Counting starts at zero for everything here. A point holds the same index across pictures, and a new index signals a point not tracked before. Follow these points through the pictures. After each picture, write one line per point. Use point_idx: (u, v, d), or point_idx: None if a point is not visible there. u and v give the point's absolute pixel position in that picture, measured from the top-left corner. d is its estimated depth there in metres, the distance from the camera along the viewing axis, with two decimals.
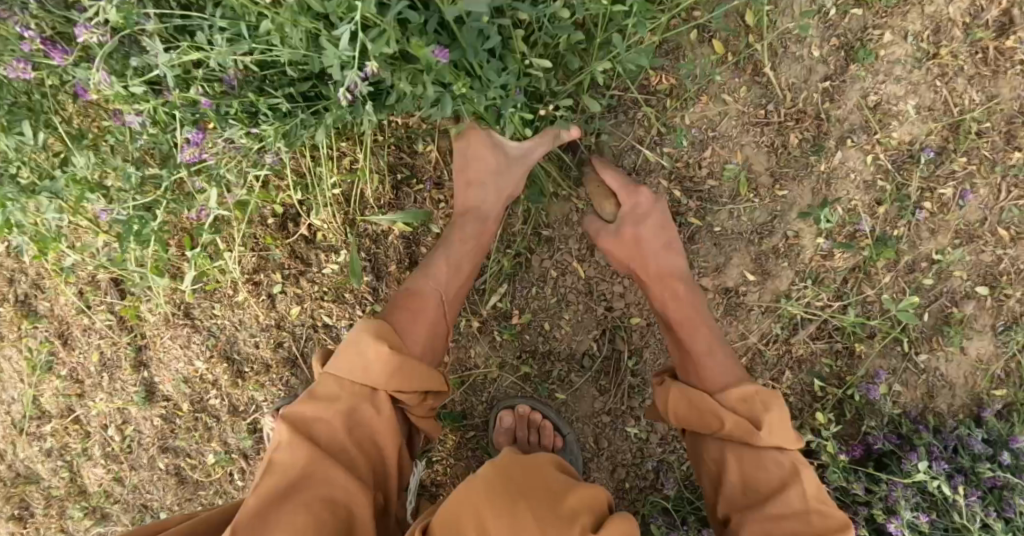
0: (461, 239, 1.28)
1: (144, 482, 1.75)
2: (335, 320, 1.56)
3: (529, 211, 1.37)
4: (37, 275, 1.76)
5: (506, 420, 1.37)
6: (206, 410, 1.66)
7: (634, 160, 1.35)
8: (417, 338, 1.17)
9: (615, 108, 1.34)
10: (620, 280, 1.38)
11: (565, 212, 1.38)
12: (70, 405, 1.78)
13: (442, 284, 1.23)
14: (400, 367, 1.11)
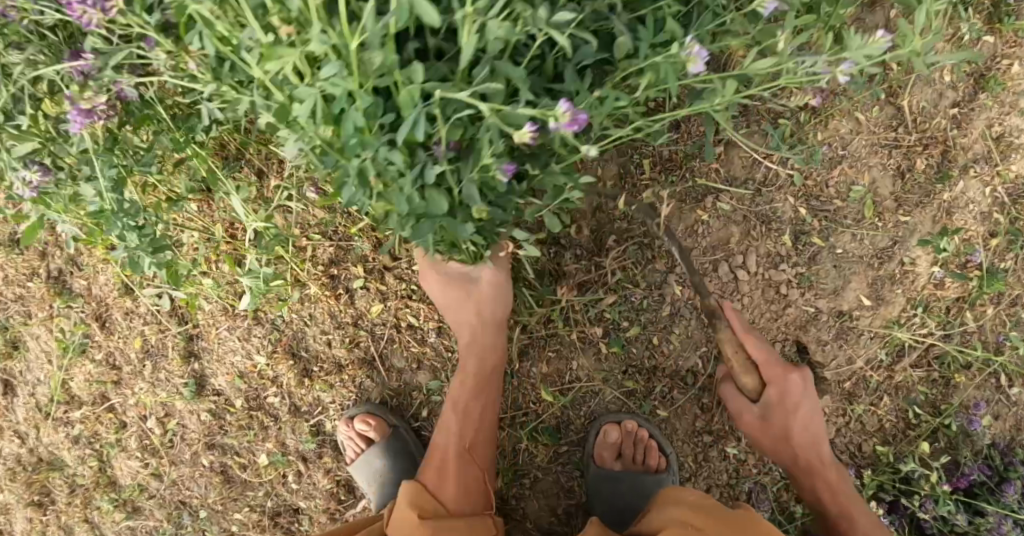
0: (473, 354, 1.31)
1: (184, 479, 1.63)
2: (421, 320, 1.45)
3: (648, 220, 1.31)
4: (75, 250, 1.61)
5: (613, 434, 1.34)
6: (262, 407, 1.55)
7: (765, 172, 1.30)
8: (449, 486, 1.24)
9: (748, 119, 1.30)
10: (738, 296, 1.32)
11: (687, 222, 1.31)
12: (105, 392, 1.65)
13: (465, 385, 1.28)
14: (442, 521, 1.19)
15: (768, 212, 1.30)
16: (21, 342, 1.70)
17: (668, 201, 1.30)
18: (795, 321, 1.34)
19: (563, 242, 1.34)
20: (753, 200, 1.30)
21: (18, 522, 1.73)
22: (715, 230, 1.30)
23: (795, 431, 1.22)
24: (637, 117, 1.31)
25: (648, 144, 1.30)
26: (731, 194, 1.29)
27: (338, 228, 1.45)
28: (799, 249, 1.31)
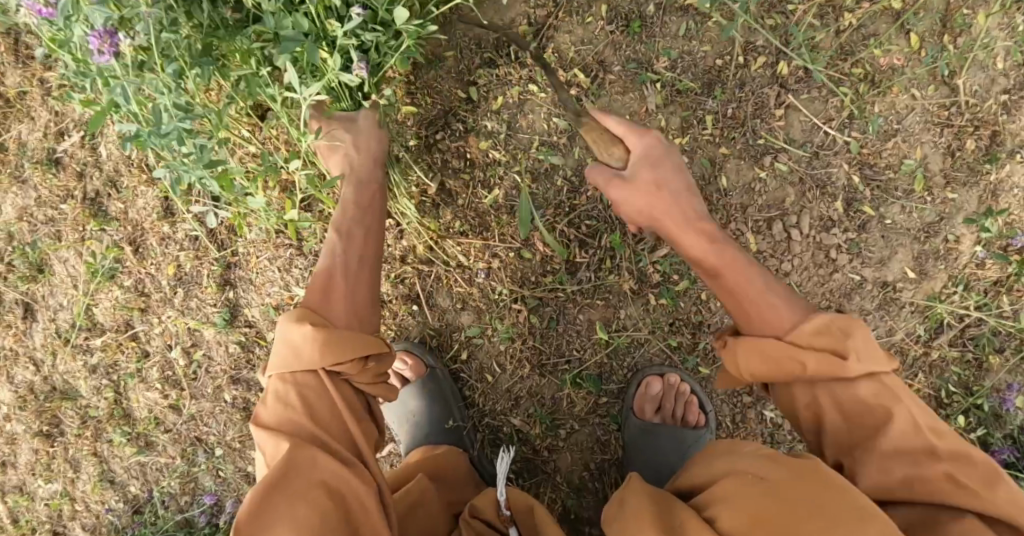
0: (343, 231, 1.17)
1: (202, 414, 1.58)
2: (471, 261, 1.35)
3: (707, 174, 1.31)
4: (113, 170, 1.58)
5: (654, 387, 1.33)
6: None
7: (821, 139, 1.33)
8: (341, 312, 1.11)
9: (810, 84, 1.32)
10: (790, 257, 1.34)
11: (746, 180, 1.32)
12: (129, 320, 1.61)
13: (350, 234, 1.17)
14: (328, 339, 1.05)
15: (821, 176, 1.33)
16: (49, 266, 1.69)
17: (725, 156, 1.31)
18: (840, 289, 1.36)
19: None
20: (810, 163, 1.33)
21: (24, 452, 1.79)
22: (772, 188, 1.32)
23: (772, 317, 1.01)
24: (702, 72, 1.30)
25: (713, 100, 1.30)
26: (789, 154, 1.32)
27: None
28: (849, 216, 1.34)
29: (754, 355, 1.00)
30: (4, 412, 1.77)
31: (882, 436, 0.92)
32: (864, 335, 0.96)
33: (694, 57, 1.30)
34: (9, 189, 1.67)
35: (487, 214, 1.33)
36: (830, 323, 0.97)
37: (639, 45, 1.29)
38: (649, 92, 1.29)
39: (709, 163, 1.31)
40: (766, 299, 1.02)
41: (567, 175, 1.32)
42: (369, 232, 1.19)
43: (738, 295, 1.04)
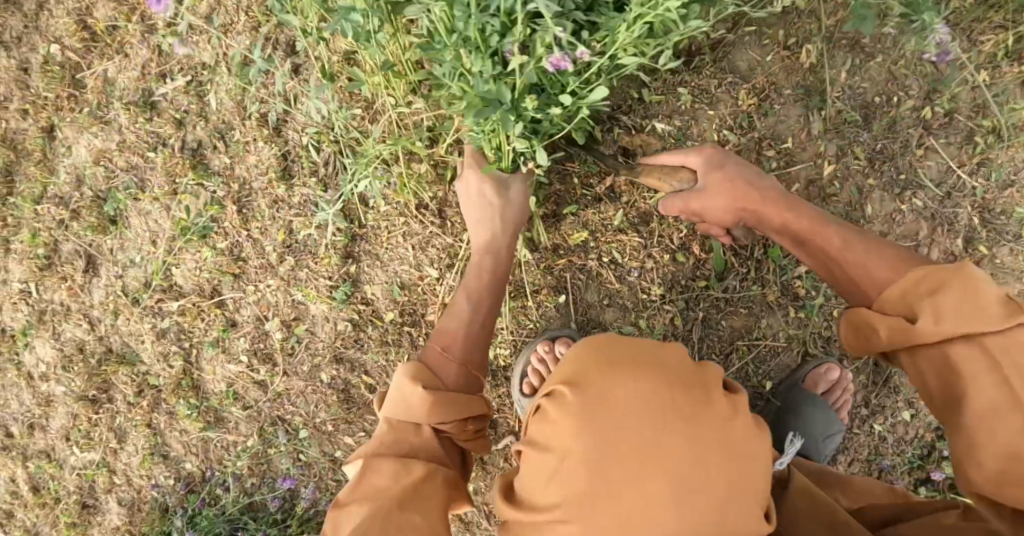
0: (464, 320, 1.19)
1: (291, 392, 1.48)
2: (625, 259, 1.33)
3: (854, 200, 1.35)
4: (223, 122, 1.47)
5: (818, 390, 1.32)
6: (415, 323, 1.40)
7: (952, 182, 1.38)
8: (453, 374, 1.13)
9: (951, 131, 1.36)
10: None
11: (887, 211, 1.37)
12: (217, 285, 1.49)
13: (446, 363, 1.14)
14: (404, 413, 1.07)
15: (949, 215, 1.38)
16: (124, 218, 1.55)
17: (871, 183, 1.35)
18: None
19: None
20: (942, 201, 1.38)
21: (59, 416, 1.64)
22: (907, 221, 1.38)
23: (871, 274, 0.98)
24: (861, 105, 1.34)
25: (868, 133, 1.34)
26: (927, 191, 1.37)
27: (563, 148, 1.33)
28: (966, 252, 1.39)
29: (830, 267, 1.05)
30: (42, 371, 1.63)
31: (964, 400, 0.86)
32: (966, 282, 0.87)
33: (855, 89, 1.33)
34: (93, 129, 1.56)
35: (649, 216, 1.32)
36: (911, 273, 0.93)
37: (812, 73, 1.32)
38: (815, 115, 1.32)
39: (857, 191, 1.35)
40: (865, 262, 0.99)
41: None
42: (474, 298, 1.21)
43: (803, 236, 1.08)
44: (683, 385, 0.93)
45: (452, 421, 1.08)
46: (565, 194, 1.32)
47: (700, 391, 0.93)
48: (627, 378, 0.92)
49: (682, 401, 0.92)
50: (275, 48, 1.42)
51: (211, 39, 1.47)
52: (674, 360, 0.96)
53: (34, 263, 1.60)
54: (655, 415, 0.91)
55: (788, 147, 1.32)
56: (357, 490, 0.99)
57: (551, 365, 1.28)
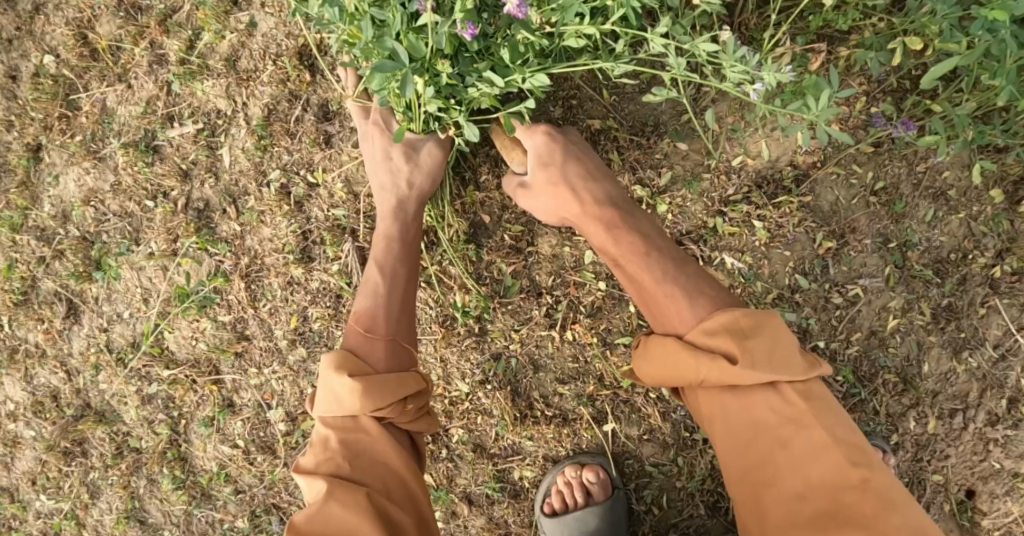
0: (387, 272, 1.11)
1: (289, 482, 1.37)
2: (671, 395, 1.23)
3: (909, 355, 1.21)
4: (236, 182, 1.30)
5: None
6: (438, 438, 1.28)
7: (1011, 344, 1.20)
8: (380, 350, 1.05)
9: (1016, 294, 1.19)
10: (959, 444, 1.24)
11: (943, 369, 1.22)
12: (217, 362, 1.35)
13: (370, 339, 1.06)
14: (376, 384, 1.01)
15: (999, 377, 1.21)
16: (111, 268, 1.38)
17: (931, 337, 1.20)
18: (980, 472, 1.24)
19: (838, 355, 1.21)
20: (994, 363, 1.21)
21: (26, 459, 1.53)
22: (958, 382, 1.22)
23: (683, 306, 0.96)
24: (935, 259, 1.18)
25: (938, 289, 1.19)
26: (983, 352, 1.21)
27: None
28: (1009, 415, 1.22)
29: (661, 358, 0.96)
30: (11, 409, 1.51)
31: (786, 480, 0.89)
32: (776, 331, 0.91)
33: (935, 239, 1.17)
34: (84, 161, 1.37)
35: None
36: (735, 327, 0.92)
37: (896, 223, 1.17)
38: (889, 267, 1.18)
39: (916, 345, 1.21)
40: (603, 241, 1.05)
41: (786, 333, 1.20)
42: (390, 268, 1.11)
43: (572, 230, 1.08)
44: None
45: (391, 404, 1.01)
46: (619, 322, 1.21)
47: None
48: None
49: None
50: (304, 110, 1.26)
51: (229, 84, 1.29)
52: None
53: (10, 298, 1.44)
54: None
55: (857, 293, 1.19)
56: (318, 523, 0.94)
57: (578, 490, 1.24)
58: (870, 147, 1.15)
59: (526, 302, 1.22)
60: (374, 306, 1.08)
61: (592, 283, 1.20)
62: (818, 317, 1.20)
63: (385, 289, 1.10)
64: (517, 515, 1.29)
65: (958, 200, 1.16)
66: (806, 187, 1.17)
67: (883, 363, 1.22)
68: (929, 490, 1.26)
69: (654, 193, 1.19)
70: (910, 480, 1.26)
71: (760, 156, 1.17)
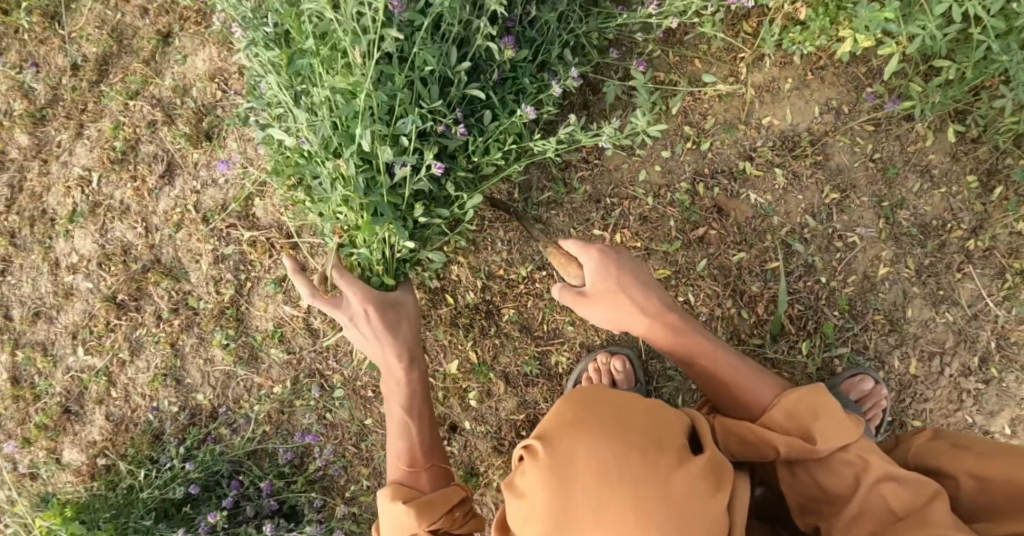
0: (406, 413, 1.29)
1: (339, 349, 1.52)
2: (697, 304, 1.44)
3: (894, 301, 1.47)
4: None
5: (851, 396, 1.41)
6: (489, 316, 1.45)
7: (980, 306, 1.47)
8: (423, 479, 1.21)
9: (987, 264, 1.47)
10: (934, 389, 1.49)
11: (922, 318, 1.48)
12: (297, 229, 1.54)
13: (414, 470, 1.22)
14: (422, 505, 1.15)
15: (972, 333, 1.48)
16: (218, 139, 1.57)
17: (914, 290, 1.48)
18: (954, 425, 1.49)
19: (836, 292, 1.46)
20: (968, 320, 1.48)
21: (74, 312, 1.61)
22: (936, 330, 1.48)
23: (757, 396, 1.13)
24: (920, 223, 1.47)
25: (922, 249, 1.47)
26: (958, 309, 1.48)
27: (669, 191, 1.44)
28: (980, 370, 1.48)
29: (728, 437, 1.08)
30: (73, 260, 1.61)
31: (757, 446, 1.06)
32: (826, 408, 1.04)
33: (921, 207, 1.47)
34: (215, 45, 1.56)
35: (730, 271, 1.44)
36: (796, 405, 1.06)
37: (888, 187, 1.47)
38: (882, 221, 1.46)
39: (900, 294, 1.47)
40: (642, 298, 1.18)
41: (795, 263, 1.45)
42: (404, 412, 1.29)
43: (620, 291, 1.18)
44: (655, 452, 0.90)
45: (440, 517, 1.15)
46: (660, 233, 1.44)
47: (674, 463, 0.90)
48: (589, 442, 0.90)
49: (638, 457, 0.89)
50: None
51: None
52: (698, 483, 0.89)
53: (109, 156, 1.59)
54: (617, 471, 0.89)
55: (854, 241, 1.46)
56: None
57: (606, 376, 1.39)
58: (870, 125, 1.46)
59: (588, 205, 1.44)
60: (406, 437, 1.26)
61: (645, 197, 1.44)
62: (825, 256, 1.46)
63: (411, 417, 1.29)
64: (548, 400, 1.45)
65: (940, 179, 1.47)
66: (819, 148, 1.46)
67: (871, 304, 1.47)
68: (904, 427, 1.50)
69: (701, 133, 1.45)
70: (893, 417, 1.49)
71: (785, 119, 1.46)
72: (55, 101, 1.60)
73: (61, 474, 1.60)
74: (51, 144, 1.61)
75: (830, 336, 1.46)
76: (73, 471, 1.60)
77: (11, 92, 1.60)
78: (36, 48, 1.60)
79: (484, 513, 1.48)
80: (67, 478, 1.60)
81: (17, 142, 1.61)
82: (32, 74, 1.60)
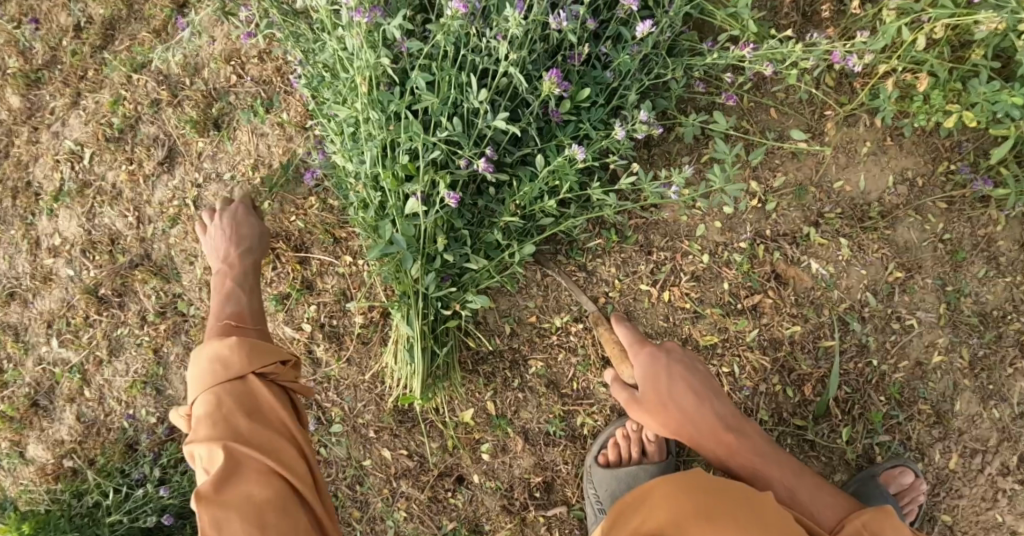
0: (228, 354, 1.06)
1: (341, 381, 1.37)
2: (740, 375, 1.33)
3: (943, 393, 1.37)
4: None
5: (890, 488, 1.31)
6: (515, 365, 1.32)
7: None
8: (238, 422, 1.02)
9: None
10: (972, 488, 1.38)
11: (970, 413, 1.37)
12: (309, 241, 1.37)
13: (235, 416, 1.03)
14: (239, 447, 1.00)
15: (1016, 433, 1.37)
16: (228, 128, 1.40)
17: (965, 384, 1.37)
18: (980, 522, 1.38)
19: (885, 377, 1.36)
20: (1014, 419, 1.37)
21: (51, 298, 1.47)
22: (981, 427, 1.37)
23: (822, 514, 1.08)
24: (980, 311, 1.36)
25: (979, 339, 1.36)
26: (1006, 406, 1.37)
27: (724, 250, 1.32)
28: (1019, 472, 1.37)
29: None
30: (56, 242, 1.46)
31: None
32: (898, 528, 1.00)
33: (984, 295, 1.36)
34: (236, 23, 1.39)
35: (780, 342, 1.33)
36: (864, 525, 1.02)
37: (954, 270, 1.35)
38: (943, 306, 1.35)
39: (952, 386, 1.37)
40: (695, 408, 1.12)
41: (849, 342, 1.34)
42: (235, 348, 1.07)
43: (669, 401, 1.12)
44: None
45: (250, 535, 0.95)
46: (712, 295, 1.32)
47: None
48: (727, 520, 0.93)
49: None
50: None
51: None
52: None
53: (104, 132, 1.43)
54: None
55: (911, 324, 1.35)
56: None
57: (635, 444, 1.29)
58: (944, 203, 1.34)
59: (635, 256, 1.31)
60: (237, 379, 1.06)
61: (698, 255, 1.32)
62: (880, 338, 1.35)
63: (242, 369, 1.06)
64: (569, 463, 1.32)
65: (1007, 267, 1.35)
66: (888, 221, 1.34)
67: (921, 394, 1.37)
68: (936, 525, 1.39)
69: (767, 191, 1.33)
70: (925, 514, 1.39)
71: (857, 186, 1.34)
72: (52, 62, 1.45)
73: (21, 472, 1.47)
74: (43, 109, 1.46)
75: (875, 423, 1.36)
76: (34, 470, 1.46)
77: (7, 47, 1.45)
78: (38, 2, 1.45)
79: None
80: (27, 477, 1.47)
81: (7, 102, 1.46)
82: (30, 31, 1.45)
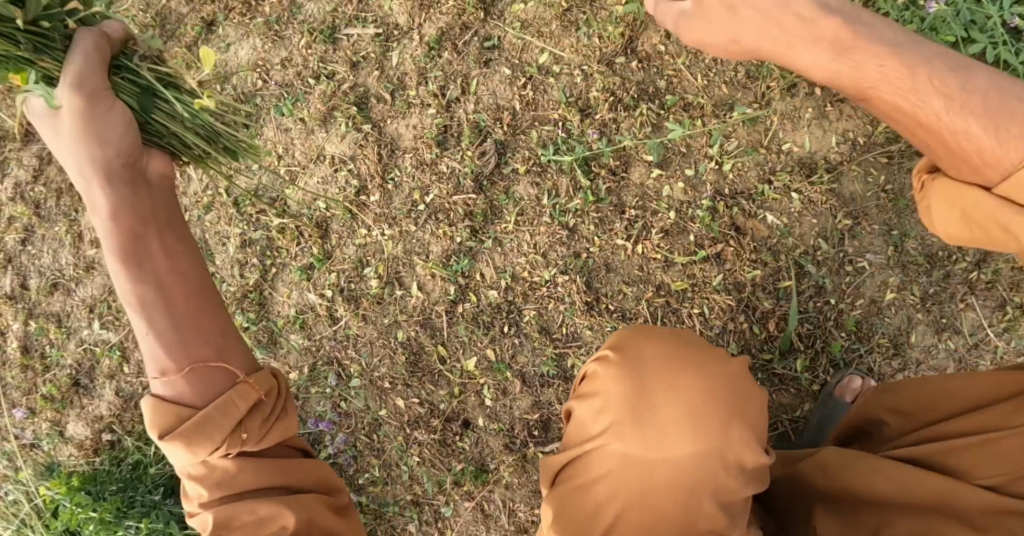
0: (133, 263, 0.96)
1: (359, 339, 1.54)
2: (710, 317, 1.51)
3: (897, 327, 1.50)
4: (400, 78, 1.54)
5: (845, 399, 1.45)
6: (510, 315, 1.50)
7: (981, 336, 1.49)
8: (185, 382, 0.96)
9: (989, 296, 1.49)
10: None
11: (924, 344, 1.50)
12: (328, 219, 1.55)
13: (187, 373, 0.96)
14: (193, 426, 0.94)
15: (972, 362, 1.50)
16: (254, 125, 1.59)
17: (917, 318, 1.50)
18: None
19: (843, 314, 1.51)
20: (969, 348, 1.50)
21: (93, 285, 1.62)
22: (938, 357, 1.50)
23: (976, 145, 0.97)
24: (927, 252, 1.50)
25: (926, 277, 1.50)
26: (960, 337, 1.50)
27: (690, 207, 1.51)
28: None
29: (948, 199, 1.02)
30: (98, 234, 1.62)
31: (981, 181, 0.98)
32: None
33: (928, 237, 1.49)
34: (260, 35, 1.58)
35: (744, 286, 1.51)
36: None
37: (898, 216, 1.50)
38: (890, 248, 1.50)
39: (905, 319, 1.50)
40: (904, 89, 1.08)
41: (806, 284, 1.51)
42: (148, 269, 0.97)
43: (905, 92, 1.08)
44: (715, 366, 1.12)
45: (223, 438, 0.95)
46: (680, 247, 1.51)
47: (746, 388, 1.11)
48: (664, 353, 1.12)
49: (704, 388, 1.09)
50: (473, 37, 1.53)
51: (414, 7, 1.54)
52: (756, 402, 1.11)
53: None
54: (692, 388, 1.09)
55: (863, 265, 1.50)
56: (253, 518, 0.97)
57: None
58: (884, 156, 1.49)
59: (613, 215, 1.50)
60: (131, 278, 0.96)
61: (668, 213, 1.51)
62: (835, 280, 1.51)
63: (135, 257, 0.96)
64: (563, 401, 1.49)
65: None
66: (834, 174, 1.50)
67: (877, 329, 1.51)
68: None
69: (723, 154, 1.51)
70: None
71: (803, 146, 1.51)
72: None
73: (63, 448, 1.60)
74: None
75: (835, 356, 1.51)
76: (75, 444, 1.60)
77: None
78: None
79: (490, 509, 1.50)
80: (69, 451, 1.60)
81: None
82: None
